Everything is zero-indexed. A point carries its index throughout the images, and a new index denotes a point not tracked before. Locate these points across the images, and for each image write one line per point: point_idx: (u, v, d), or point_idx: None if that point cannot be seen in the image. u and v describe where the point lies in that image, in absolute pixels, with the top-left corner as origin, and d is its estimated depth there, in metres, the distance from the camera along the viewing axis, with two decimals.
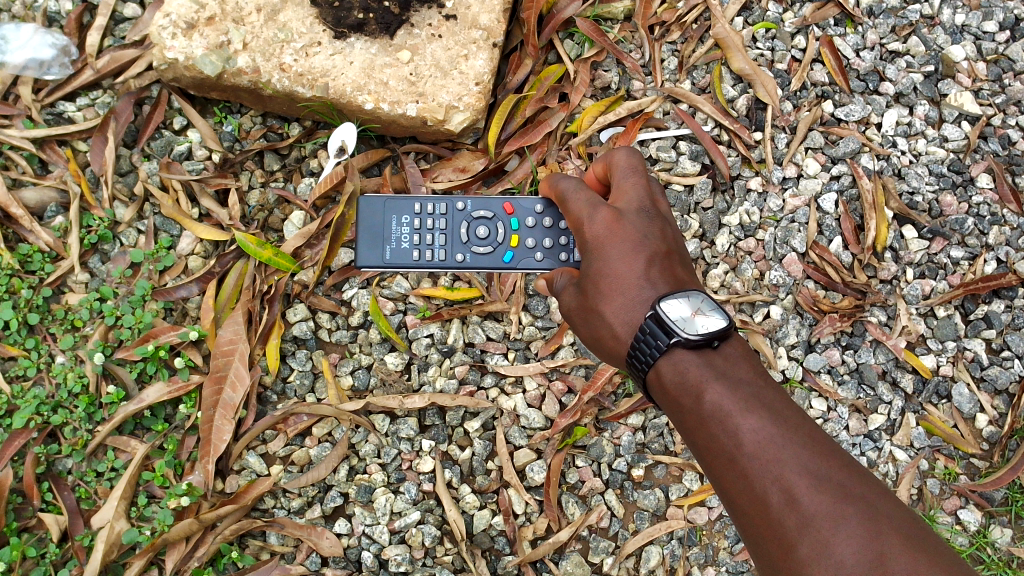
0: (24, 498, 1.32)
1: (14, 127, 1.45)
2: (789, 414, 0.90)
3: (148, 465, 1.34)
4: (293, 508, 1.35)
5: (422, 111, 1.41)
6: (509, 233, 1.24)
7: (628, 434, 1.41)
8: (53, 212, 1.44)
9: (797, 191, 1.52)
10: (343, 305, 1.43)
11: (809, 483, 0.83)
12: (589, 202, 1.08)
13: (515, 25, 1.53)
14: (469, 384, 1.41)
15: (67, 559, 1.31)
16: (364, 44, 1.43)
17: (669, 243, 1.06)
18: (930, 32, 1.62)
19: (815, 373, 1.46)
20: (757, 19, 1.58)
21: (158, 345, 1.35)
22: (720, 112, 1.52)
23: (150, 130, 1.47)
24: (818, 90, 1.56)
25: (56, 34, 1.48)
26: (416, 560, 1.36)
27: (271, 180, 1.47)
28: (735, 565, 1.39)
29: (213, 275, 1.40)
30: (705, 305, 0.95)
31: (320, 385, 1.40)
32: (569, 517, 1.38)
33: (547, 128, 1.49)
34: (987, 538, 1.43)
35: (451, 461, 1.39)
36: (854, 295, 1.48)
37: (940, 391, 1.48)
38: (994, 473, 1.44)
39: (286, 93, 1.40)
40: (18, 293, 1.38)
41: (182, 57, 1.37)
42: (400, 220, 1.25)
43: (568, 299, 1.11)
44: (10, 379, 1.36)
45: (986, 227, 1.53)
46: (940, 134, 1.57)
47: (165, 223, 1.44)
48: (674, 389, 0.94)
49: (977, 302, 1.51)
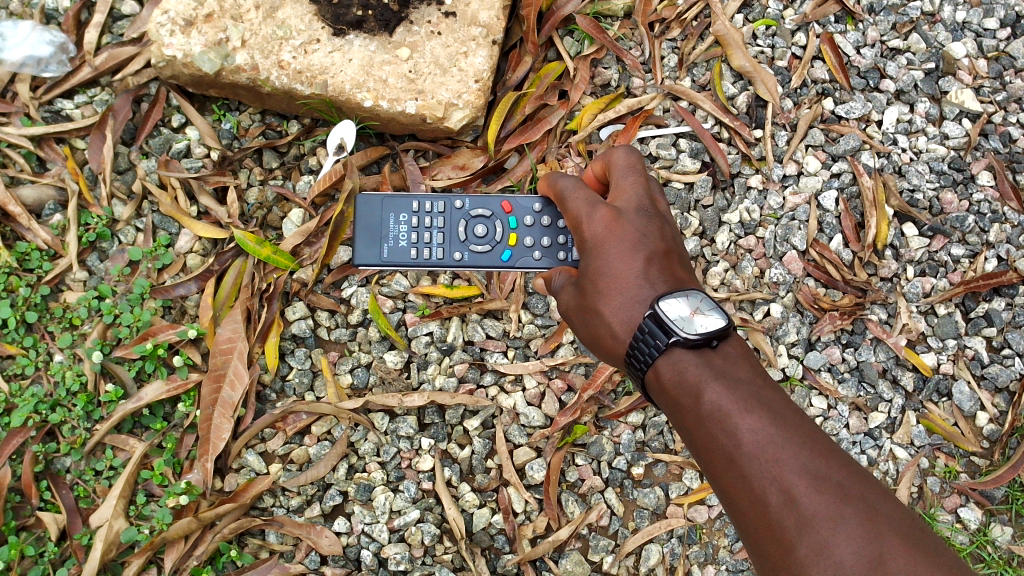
0: (22, 497, 1.32)
1: (11, 125, 1.45)
2: (789, 414, 0.89)
3: (146, 463, 1.33)
4: (292, 507, 1.35)
5: (421, 109, 1.40)
6: (508, 232, 1.23)
7: (628, 432, 1.41)
8: (51, 211, 1.43)
9: (797, 189, 1.52)
10: (342, 303, 1.42)
11: (808, 484, 0.83)
12: (587, 201, 1.08)
13: (514, 22, 1.52)
14: (469, 382, 1.41)
15: (66, 558, 1.30)
16: (363, 41, 1.42)
17: (668, 242, 1.06)
18: (931, 29, 1.61)
19: (816, 371, 1.46)
20: (757, 16, 1.57)
21: (156, 343, 1.34)
22: (720, 109, 1.52)
23: (148, 128, 1.46)
24: (818, 87, 1.56)
25: (53, 31, 1.47)
26: (416, 558, 1.36)
27: (270, 178, 1.46)
28: (735, 563, 1.39)
29: (212, 274, 1.40)
30: (704, 304, 0.95)
31: (319, 383, 1.40)
32: (568, 515, 1.38)
33: (547, 125, 1.49)
34: (988, 537, 1.43)
35: (450, 460, 1.39)
36: (855, 293, 1.47)
37: (941, 389, 1.47)
38: (994, 471, 1.43)
39: (284, 90, 1.40)
40: (16, 292, 1.38)
41: (181, 54, 1.37)
42: (398, 218, 1.24)
43: (567, 299, 1.10)
44: (8, 378, 1.36)
45: (986, 224, 1.53)
46: (941, 132, 1.56)
47: (163, 222, 1.44)
48: (673, 389, 0.93)
49: (978, 299, 1.51)
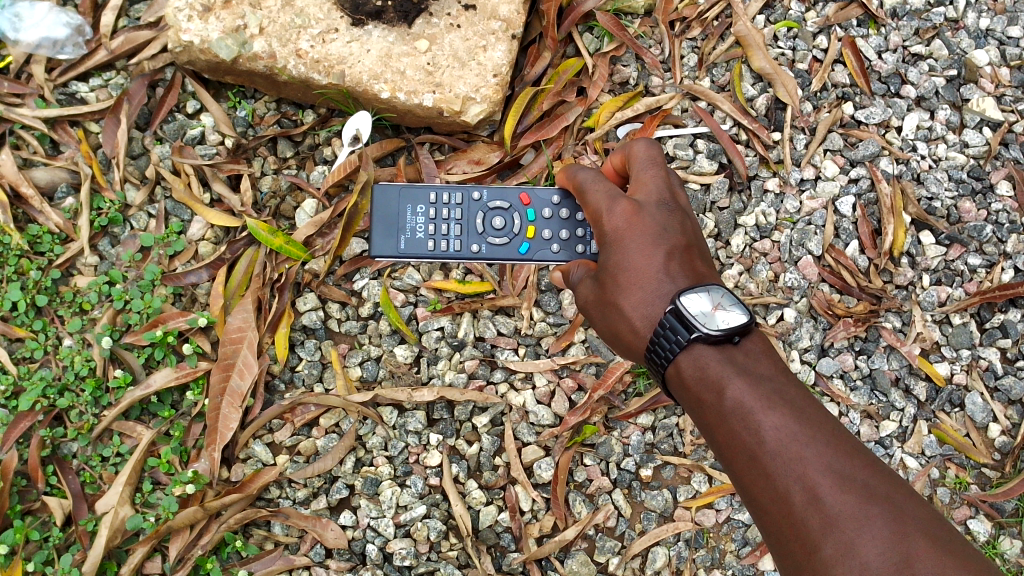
0: (28, 481, 1.31)
1: (26, 107, 1.44)
2: (812, 411, 0.88)
3: (153, 451, 1.33)
4: (298, 499, 1.34)
5: (438, 102, 1.39)
6: (525, 224, 1.22)
7: (638, 434, 1.40)
8: (64, 194, 1.42)
9: (814, 193, 1.50)
10: (354, 295, 1.41)
11: (832, 483, 0.82)
12: (607, 194, 1.07)
13: (535, 17, 1.50)
14: (479, 379, 1.40)
15: (71, 543, 1.30)
16: (382, 32, 1.41)
17: (688, 236, 1.05)
18: (954, 35, 1.59)
19: (828, 378, 1.45)
20: (779, 17, 1.56)
21: (167, 330, 1.33)
22: (740, 111, 1.50)
23: (163, 113, 1.45)
24: (839, 91, 1.54)
25: (70, 13, 1.46)
26: (421, 554, 1.35)
27: (284, 167, 1.45)
28: (741, 569, 1.39)
29: (224, 262, 1.39)
30: (725, 299, 0.93)
31: (328, 375, 1.39)
32: (575, 516, 1.38)
33: (563, 122, 1.48)
34: (997, 549, 1.42)
35: (458, 456, 1.38)
36: (870, 299, 1.46)
37: (954, 400, 1.46)
38: (1005, 484, 1.42)
39: (301, 79, 1.38)
40: (27, 274, 1.37)
41: (198, 40, 1.36)
42: (415, 209, 1.23)
43: (584, 292, 1.09)
44: (15, 360, 1.35)
45: (1005, 234, 1.51)
46: (960, 140, 1.55)
47: (176, 208, 1.43)
48: (694, 385, 0.93)
49: (993, 310, 1.49)
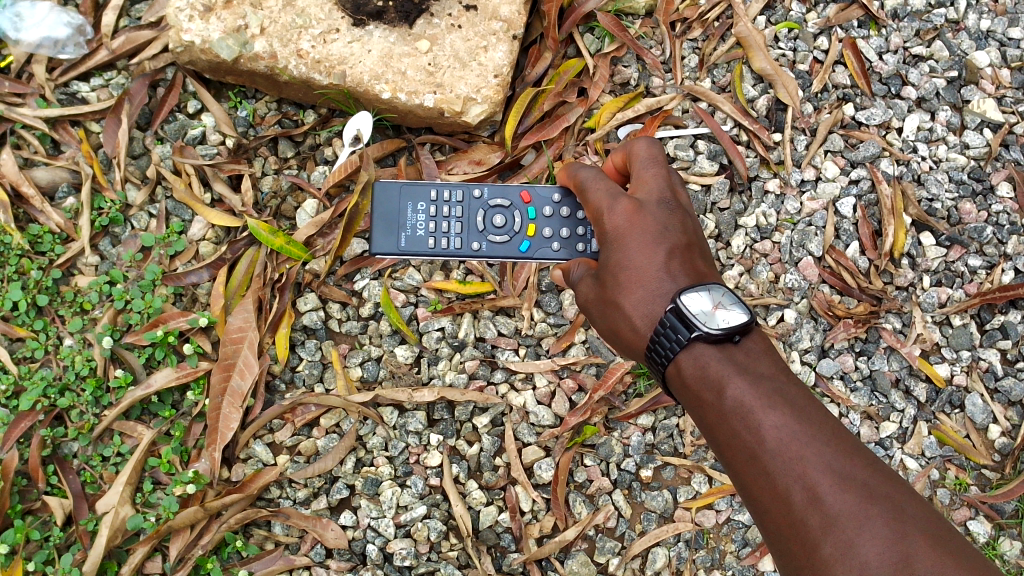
0: (28, 480, 1.31)
1: (27, 107, 1.44)
2: (812, 411, 0.88)
3: (154, 451, 1.33)
4: (298, 499, 1.35)
5: (439, 102, 1.39)
6: (526, 223, 1.22)
7: (638, 434, 1.40)
8: (65, 193, 1.42)
9: (815, 194, 1.50)
10: (354, 296, 1.41)
11: (832, 483, 0.82)
12: (608, 193, 1.07)
13: (536, 18, 1.51)
14: (479, 379, 1.40)
15: (71, 543, 1.30)
16: (383, 33, 1.41)
17: (689, 235, 1.05)
18: (955, 37, 1.59)
19: (828, 379, 1.45)
20: (780, 18, 1.56)
21: (167, 330, 1.34)
22: (740, 112, 1.51)
23: (163, 113, 1.45)
24: (840, 92, 1.54)
25: (71, 13, 1.46)
26: (421, 555, 1.35)
27: (284, 168, 1.45)
28: (740, 570, 1.39)
29: (224, 262, 1.39)
30: (725, 298, 0.93)
31: (329, 375, 1.39)
32: (576, 516, 1.38)
33: (564, 123, 1.48)
34: (996, 550, 1.42)
35: (458, 456, 1.38)
36: (870, 300, 1.46)
37: (954, 401, 1.46)
38: (1005, 485, 1.42)
39: (302, 79, 1.38)
40: (28, 274, 1.37)
41: (199, 40, 1.36)
42: (416, 207, 1.23)
43: (585, 290, 1.09)
44: (16, 360, 1.35)
45: (1005, 235, 1.51)
46: (961, 141, 1.55)
47: (177, 208, 1.43)
48: (694, 384, 0.93)
49: (994, 311, 1.49)
